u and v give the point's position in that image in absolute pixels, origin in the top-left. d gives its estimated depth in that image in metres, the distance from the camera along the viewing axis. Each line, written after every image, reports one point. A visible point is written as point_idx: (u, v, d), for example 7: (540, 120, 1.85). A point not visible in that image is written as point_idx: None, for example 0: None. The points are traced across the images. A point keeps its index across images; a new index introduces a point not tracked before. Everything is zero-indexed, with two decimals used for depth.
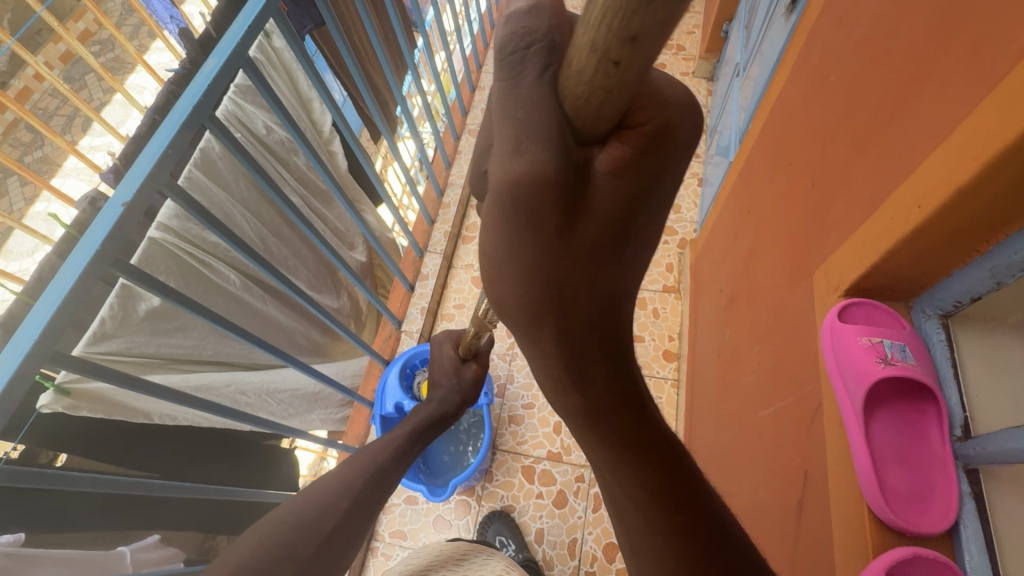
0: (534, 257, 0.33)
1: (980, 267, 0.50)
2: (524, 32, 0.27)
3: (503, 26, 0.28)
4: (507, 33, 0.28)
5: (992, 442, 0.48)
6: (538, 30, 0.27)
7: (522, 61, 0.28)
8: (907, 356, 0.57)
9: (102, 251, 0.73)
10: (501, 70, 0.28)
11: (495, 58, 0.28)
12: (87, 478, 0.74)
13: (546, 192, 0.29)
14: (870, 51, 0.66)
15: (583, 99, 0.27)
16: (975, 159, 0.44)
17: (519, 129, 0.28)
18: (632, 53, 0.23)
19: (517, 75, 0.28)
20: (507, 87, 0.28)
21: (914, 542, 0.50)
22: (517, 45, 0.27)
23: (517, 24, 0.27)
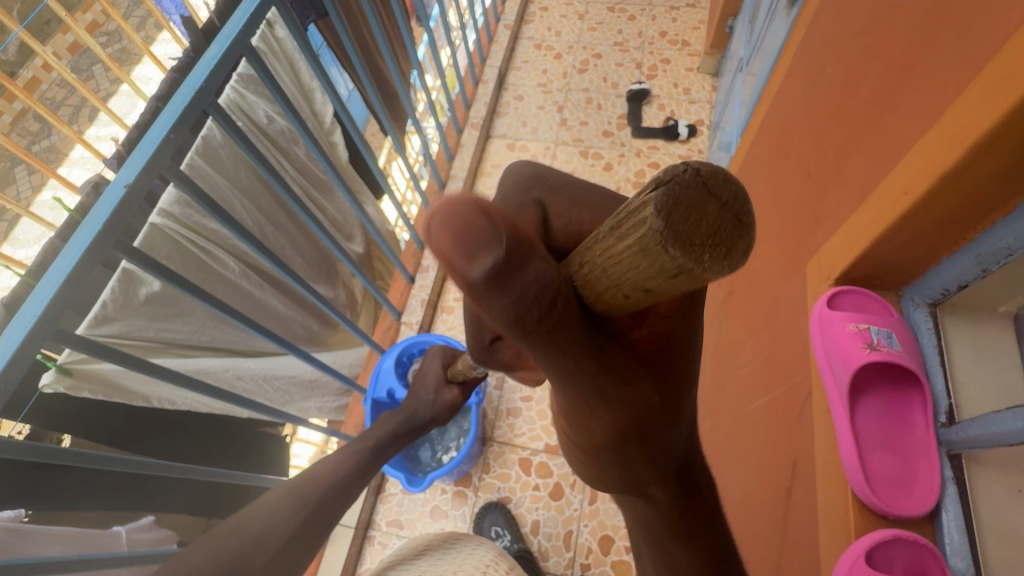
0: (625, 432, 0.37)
1: (967, 253, 0.51)
2: (532, 292, 0.25)
3: (489, 304, 0.25)
4: (515, 307, 0.25)
5: (974, 426, 0.49)
6: (544, 283, 0.25)
7: (547, 320, 0.27)
8: (893, 343, 0.58)
9: (104, 231, 0.74)
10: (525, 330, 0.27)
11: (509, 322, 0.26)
12: (87, 454, 0.76)
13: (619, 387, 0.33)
14: (866, 42, 0.67)
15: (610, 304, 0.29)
16: (961, 144, 0.44)
17: (575, 366, 0.30)
18: (646, 293, 0.27)
19: (551, 329, 0.27)
20: (543, 342, 0.28)
21: (896, 525, 0.52)
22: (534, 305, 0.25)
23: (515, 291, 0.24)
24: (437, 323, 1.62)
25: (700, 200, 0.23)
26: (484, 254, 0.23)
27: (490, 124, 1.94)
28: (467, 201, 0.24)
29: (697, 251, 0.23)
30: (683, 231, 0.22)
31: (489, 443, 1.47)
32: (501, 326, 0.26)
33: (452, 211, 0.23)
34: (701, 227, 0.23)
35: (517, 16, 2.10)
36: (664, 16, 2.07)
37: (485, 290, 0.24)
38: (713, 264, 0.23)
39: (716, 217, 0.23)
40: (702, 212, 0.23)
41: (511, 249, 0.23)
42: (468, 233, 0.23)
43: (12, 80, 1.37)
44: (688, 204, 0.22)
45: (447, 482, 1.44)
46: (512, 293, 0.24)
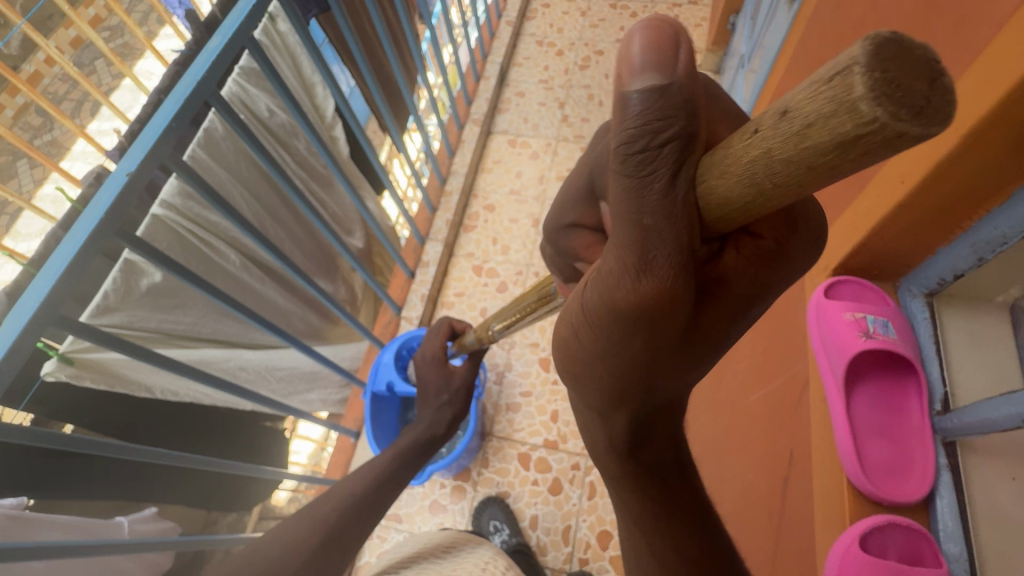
0: (638, 360, 0.34)
1: (963, 243, 0.51)
2: (657, 123, 0.25)
3: (622, 107, 0.26)
4: (639, 122, 0.25)
5: (969, 413, 0.49)
6: (671, 121, 0.25)
7: (654, 158, 0.26)
8: (889, 331, 0.58)
9: (106, 219, 0.75)
10: (618, 170, 0.27)
11: (614, 151, 0.26)
12: (88, 441, 0.77)
13: (670, 309, 0.29)
14: (865, 34, 0.67)
15: (724, 184, 0.26)
16: (952, 133, 0.45)
17: (650, 239, 0.27)
18: (767, 144, 0.23)
19: (652, 169, 0.26)
20: (633, 189, 0.26)
21: (890, 511, 0.52)
22: (649, 136, 0.25)
23: (648, 112, 0.25)
24: (437, 319, 1.63)
25: (915, 75, 0.18)
26: (659, 53, 0.25)
27: (492, 120, 1.94)
28: (671, 22, 0.26)
29: (903, 113, 0.18)
30: (893, 80, 0.18)
31: (488, 438, 1.47)
32: (613, 144, 0.26)
33: (651, 25, 0.25)
34: (914, 88, 0.18)
35: (519, 13, 2.11)
36: (666, 13, 2.08)
37: (628, 96, 0.25)
38: (907, 127, 0.18)
39: (914, 93, 0.18)
40: (911, 78, 0.18)
41: (675, 80, 0.25)
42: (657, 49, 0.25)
43: (14, 73, 1.37)
44: (904, 62, 0.19)
45: (447, 476, 1.45)
46: (646, 110, 0.25)
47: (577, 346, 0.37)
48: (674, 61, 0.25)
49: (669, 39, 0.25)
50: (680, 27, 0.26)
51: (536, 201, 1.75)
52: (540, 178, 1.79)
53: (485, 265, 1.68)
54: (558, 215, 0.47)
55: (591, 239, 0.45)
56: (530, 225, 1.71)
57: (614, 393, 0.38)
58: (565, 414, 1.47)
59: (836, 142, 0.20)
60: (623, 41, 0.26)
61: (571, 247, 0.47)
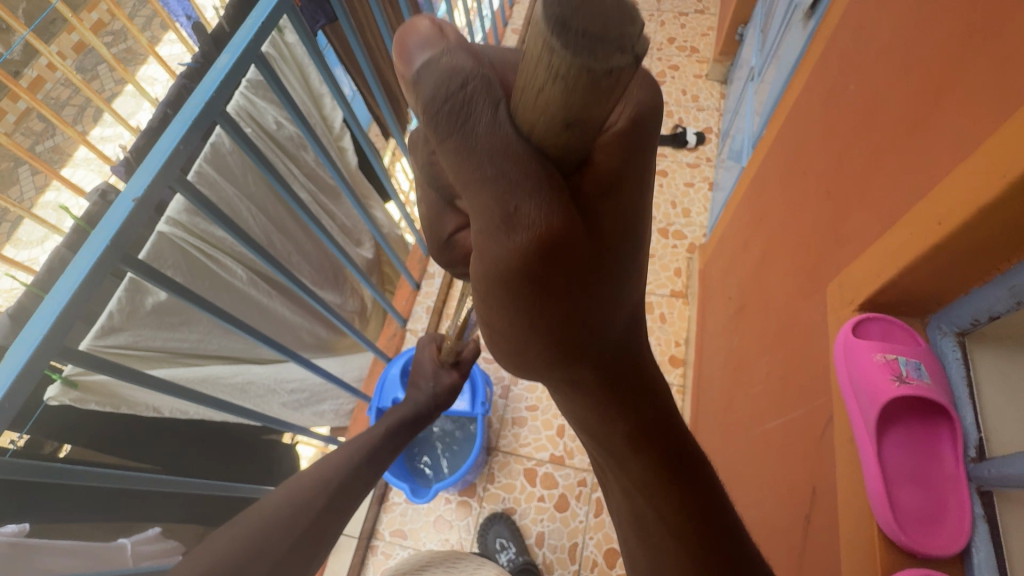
0: (554, 311, 0.32)
1: (1000, 285, 0.49)
2: (450, 74, 0.24)
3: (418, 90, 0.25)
4: (431, 91, 0.24)
5: (1006, 464, 0.48)
6: (463, 68, 0.24)
7: (463, 107, 0.24)
8: (922, 375, 0.57)
9: (112, 245, 0.72)
10: (439, 138, 0.25)
11: (422, 120, 0.25)
12: (91, 473, 0.75)
13: (553, 245, 0.26)
14: (892, 62, 0.66)
15: (538, 120, 0.24)
16: (1001, 176, 0.43)
17: (501, 189, 0.25)
18: (536, 89, 0.23)
19: (467, 122, 0.24)
20: (459, 149, 0.24)
21: (924, 564, 0.50)
22: (451, 94, 0.24)
23: (431, 77, 0.24)
24: None
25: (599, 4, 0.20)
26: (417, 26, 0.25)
27: None
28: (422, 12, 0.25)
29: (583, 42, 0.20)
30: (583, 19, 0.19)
31: (494, 453, 1.45)
32: (421, 118, 0.25)
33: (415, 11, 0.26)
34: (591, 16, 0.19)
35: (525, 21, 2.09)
36: (673, 22, 2.06)
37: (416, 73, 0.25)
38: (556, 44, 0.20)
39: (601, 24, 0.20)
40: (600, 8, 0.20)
41: (449, 42, 0.24)
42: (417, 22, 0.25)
43: (17, 82, 1.35)
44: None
45: (451, 492, 1.43)
46: (431, 71, 0.24)
47: (494, 319, 0.34)
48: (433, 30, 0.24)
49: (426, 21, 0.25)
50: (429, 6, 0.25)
51: None
52: None
53: None
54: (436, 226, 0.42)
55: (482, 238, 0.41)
56: None
57: (557, 354, 0.36)
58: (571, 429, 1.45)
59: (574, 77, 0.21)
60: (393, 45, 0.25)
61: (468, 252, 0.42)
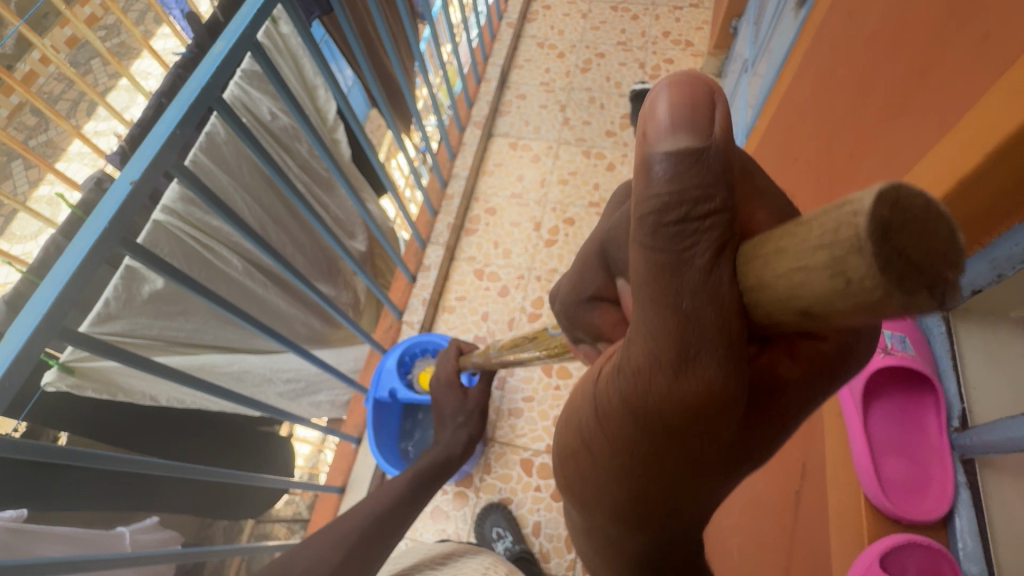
0: (659, 466, 0.29)
1: (981, 259, 0.50)
2: (701, 186, 0.23)
3: (648, 172, 0.23)
4: (668, 186, 0.23)
5: (987, 431, 0.49)
6: (718, 189, 0.23)
7: (697, 226, 0.23)
8: (908, 347, 0.58)
9: (110, 228, 0.73)
10: (653, 236, 0.24)
11: (645, 210, 0.23)
12: (90, 454, 0.75)
13: (716, 414, 0.25)
14: (880, 45, 0.67)
15: (767, 290, 0.22)
16: (979, 149, 0.45)
17: (689, 328, 0.24)
18: (804, 267, 0.20)
19: (691, 244, 0.23)
20: (669, 262, 0.24)
21: (908, 529, 0.52)
22: (690, 208, 0.23)
23: (679, 175, 0.23)
24: (438, 323, 1.61)
25: (918, 229, 0.17)
26: (690, 107, 0.23)
27: (493, 122, 1.93)
28: (701, 82, 0.24)
29: (892, 271, 0.17)
30: (900, 246, 0.17)
31: (490, 444, 1.46)
32: (640, 209, 0.24)
33: (682, 78, 0.24)
34: (913, 239, 0.17)
35: (520, 15, 2.10)
36: (668, 16, 2.07)
37: (654, 155, 0.23)
38: (871, 254, 0.17)
39: (913, 256, 0.17)
40: (921, 235, 0.17)
41: (714, 139, 0.23)
42: (690, 98, 0.23)
43: (10, 74, 1.34)
44: (913, 221, 0.17)
45: (449, 483, 1.44)
46: (683, 165, 0.23)
47: (592, 431, 0.31)
48: (709, 125, 0.23)
49: (703, 99, 0.23)
50: (713, 85, 0.24)
51: (537, 205, 1.74)
52: (540, 181, 1.78)
53: (487, 269, 1.66)
54: (580, 288, 0.48)
55: (613, 315, 0.46)
56: (532, 228, 1.69)
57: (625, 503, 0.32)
58: None
59: (852, 290, 0.18)
60: (646, 101, 0.24)
61: (592, 324, 0.47)
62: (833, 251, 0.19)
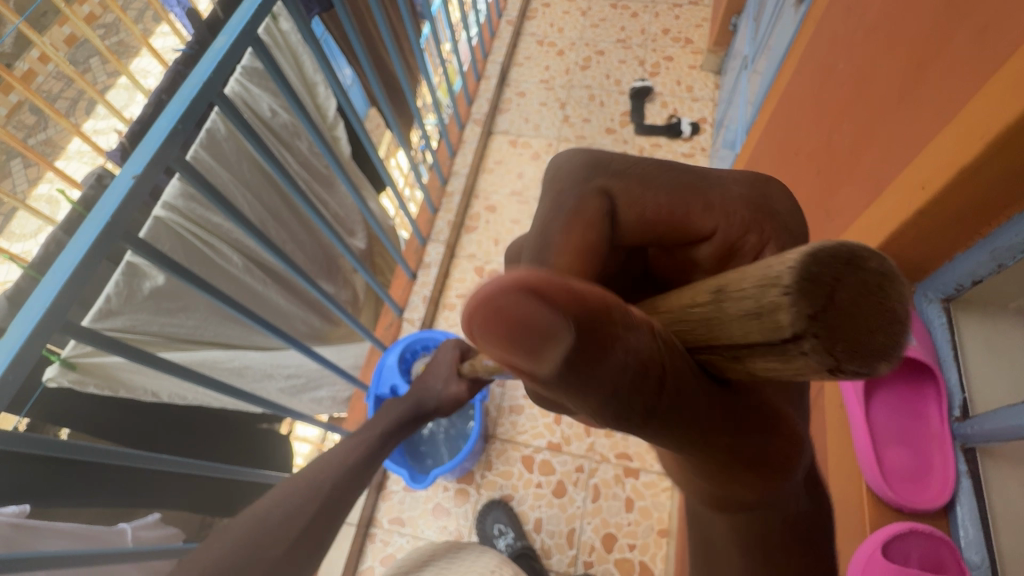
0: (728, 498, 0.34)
1: (982, 249, 0.51)
2: (613, 370, 0.23)
3: (555, 386, 0.23)
4: (589, 390, 0.23)
5: (989, 420, 0.49)
6: (621, 363, 0.23)
7: (633, 395, 0.24)
8: (910, 337, 0.57)
9: (112, 222, 0.73)
10: (604, 411, 0.25)
11: (581, 405, 0.25)
12: (92, 448, 0.75)
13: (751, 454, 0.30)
14: (879, 38, 0.67)
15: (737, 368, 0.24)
16: (979, 139, 0.45)
17: (690, 435, 0.28)
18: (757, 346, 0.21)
19: (639, 405, 0.25)
20: (633, 421, 0.26)
21: (910, 518, 0.52)
22: (593, 361, 0.22)
23: (578, 378, 0.22)
24: (439, 320, 1.61)
25: (847, 307, 0.18)
26: (537, 328, 0.21)
27: (492, 120, 1.93)
28: (493, 277, 0.21)
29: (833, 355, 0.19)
30: (838, 329, 0.18)
31: (491, 440, 1.46)
32: (577, 406, 0.25)
33: (494, 304, 0.21)
34: (845, 324, 0.18)
35: (519, 13, 2.10)
36: (667, 13, 2.07)
37: (552, 377, 0.23)
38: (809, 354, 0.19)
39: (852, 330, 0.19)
40: (853, 313, 0.18)
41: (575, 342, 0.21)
42: (515, 328, 0.21)
43: (9, 72, 1.34)
44: (844, 303, 0.18)
45: (450, 479, 1.44)
46: (579, 372, 0.22)
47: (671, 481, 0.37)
48: (554, 322, 0.20)
49: (521, 316, 0.20)
50: (518, 275, 0.21)
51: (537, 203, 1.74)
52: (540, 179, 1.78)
53: (487, 266, 1.66)
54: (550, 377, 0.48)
55: None
56: None
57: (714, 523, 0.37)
58: (569, 416, 1.46)
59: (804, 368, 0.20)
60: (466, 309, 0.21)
61: None
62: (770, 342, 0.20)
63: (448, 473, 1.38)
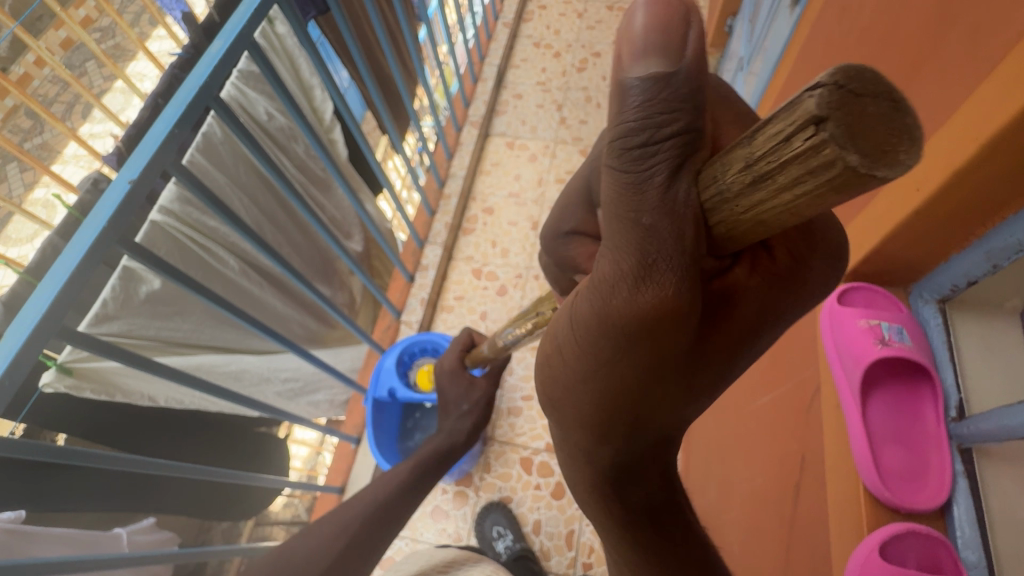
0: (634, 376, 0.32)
1: (977, 250, 0.51)
2: (661, 116, 0.25)
3: (623, 94, 0.26)
4: (636, 120, 0.26)
5: (984, 421, 0.49)
6: (679, 109, 0.25)
7: (653, 153, 0.26)
8: (904, 338, 0.58)
9: (110, 227, 0.73)
10: (621, 158, 0.26)
11: (614, 140, 0.26)
12: (87, 452, 0.75)
13: (671, 321, 0.28)
14: (874, 40, 0.67)
15: (735, 207, 0.26)
16: (974, 140, 0.45)
17: (646, 239, 0.26)
18: (784, 173, 0.22)
19: (648, 167, 0.26)
20: (630, 182, 0.26)
21: (907, 518, 0.52)
22: (650, 130, 0.26)
23: (647, 100, 0.25)
24: (437, 322, 1.61)
25: (865, 109, 0.20)
26: (665, 42, 0.25)
27: (489, 121, 1.93)
28: (679, 3, 0.26)
29: (864, 155, 0.19)
30: (863, 132, 0.19)
31: (490, 443, 1.46)
32: (610, 140, 0.27)
33: (653, 8, 0.26)
34: (870, 133, 0.20)
35: (515, 15, 2.10)
36: None
37: (629, 87, 0.26)
38: (840, 154, 0.20)
39: (874, 135, 0.20)
40: (872, 121, 0.20)
41: (681, 69, 0.25)
42: (664, 30, 0.25)
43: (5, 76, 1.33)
44: (864, 115, 0.20)
45: (448, 482, 1.43)
46: (652, 93, 0.25)
47: (565, 347, 0.34)
48: (681, 47, 0.25)
49: (676, 22, 0.25)
50: (690, 10, 0.26)
51: (535, 204, 1.74)
52: (538, 181, 1.78)
53: (485, 268, 1.66)
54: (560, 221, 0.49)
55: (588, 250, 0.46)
56: (530, 227, 1.70)
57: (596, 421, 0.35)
58: None
59: (828, 182, 0.21)
60: (625, 18, 0.26)
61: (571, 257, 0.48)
62: (802, 165, 0.21)
63: (446, 475, 1.38)
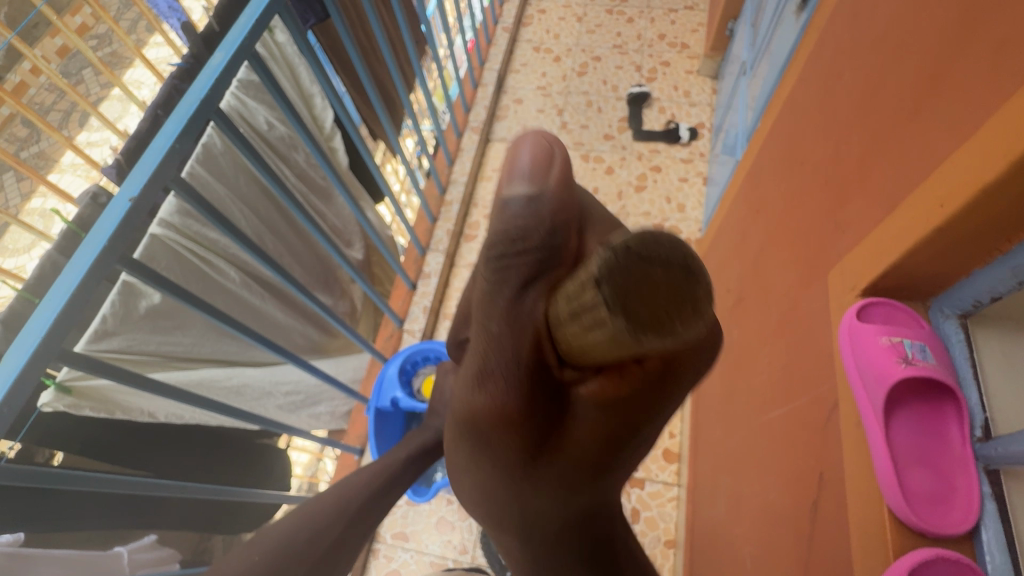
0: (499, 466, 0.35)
1: (1002, 266, 0.49)
2: (517, 235, 0.28)
3: (499, 210, 0.29)
4: (500, 232, 0.28)
5: (1012, 442, 0.48)
6: (539, 230, 0.28)
7: (510, 268, 0.28)
8: (928, 356, 0.58)
9: (109, 246, 0.71)
10: (487, 266, 0.29)
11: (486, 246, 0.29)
12: (85, 476, 0.73)
13: (510, 422, 0.31)
14: (888, 50, 0.66)
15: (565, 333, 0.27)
16: (1002, 157, 0.44)
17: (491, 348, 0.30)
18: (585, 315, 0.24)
19: (502, 281, 0.29)
20: (489, 292, 0.29)
21: (935, 543, 0.50)
22: (508, 247, 0.28)
23: (513, 216, 0.28)
24: (439, 331, 1.60)
25: (647, 280, 0.21)
26: (535, 166, 0.28)
27: (490, 127, 1.92)
28: (552, 140, 0.29)
29: (635, 325, 0.21)
30: (634, 304, 0.21)
31: None
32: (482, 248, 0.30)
33: (534, 140, 0.29)
34: (644, 302, 0.21)
35: (515, 19, 2.09)
36: (663, 19, 2.07)
37: (500, 201, 0.29)
38: (614, 315, 0.22)
39: (652, 305, 0.21)
40: (649, 294, 0.21)
41: (545, 192, 0.28)
42: (536, 157, 0.28)
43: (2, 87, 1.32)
44: (649, 286, 0.21)
45: (453, 493, 1.42)
46: (518, 213, 0.28)
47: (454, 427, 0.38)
48: (547, 174, 0.28)
49: (546, 155, 0.29)
50: (560, 145, 0.29)
51: None
52: None
53: None
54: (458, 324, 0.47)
55: None
56: None
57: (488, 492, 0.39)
58: None
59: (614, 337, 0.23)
60: (514, 146, 0.29)
61: None
62: (592, 314, 0.23)
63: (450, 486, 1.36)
